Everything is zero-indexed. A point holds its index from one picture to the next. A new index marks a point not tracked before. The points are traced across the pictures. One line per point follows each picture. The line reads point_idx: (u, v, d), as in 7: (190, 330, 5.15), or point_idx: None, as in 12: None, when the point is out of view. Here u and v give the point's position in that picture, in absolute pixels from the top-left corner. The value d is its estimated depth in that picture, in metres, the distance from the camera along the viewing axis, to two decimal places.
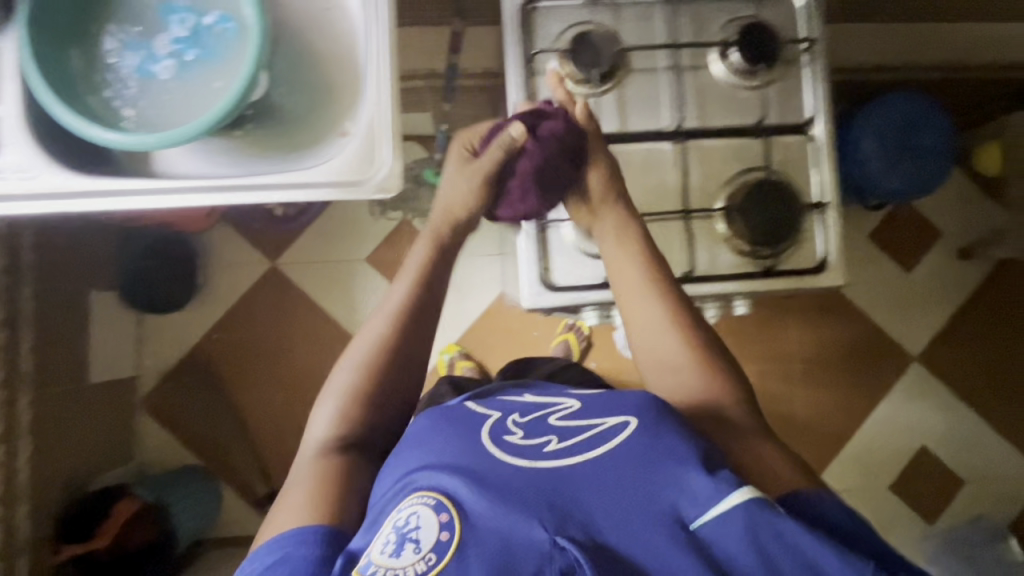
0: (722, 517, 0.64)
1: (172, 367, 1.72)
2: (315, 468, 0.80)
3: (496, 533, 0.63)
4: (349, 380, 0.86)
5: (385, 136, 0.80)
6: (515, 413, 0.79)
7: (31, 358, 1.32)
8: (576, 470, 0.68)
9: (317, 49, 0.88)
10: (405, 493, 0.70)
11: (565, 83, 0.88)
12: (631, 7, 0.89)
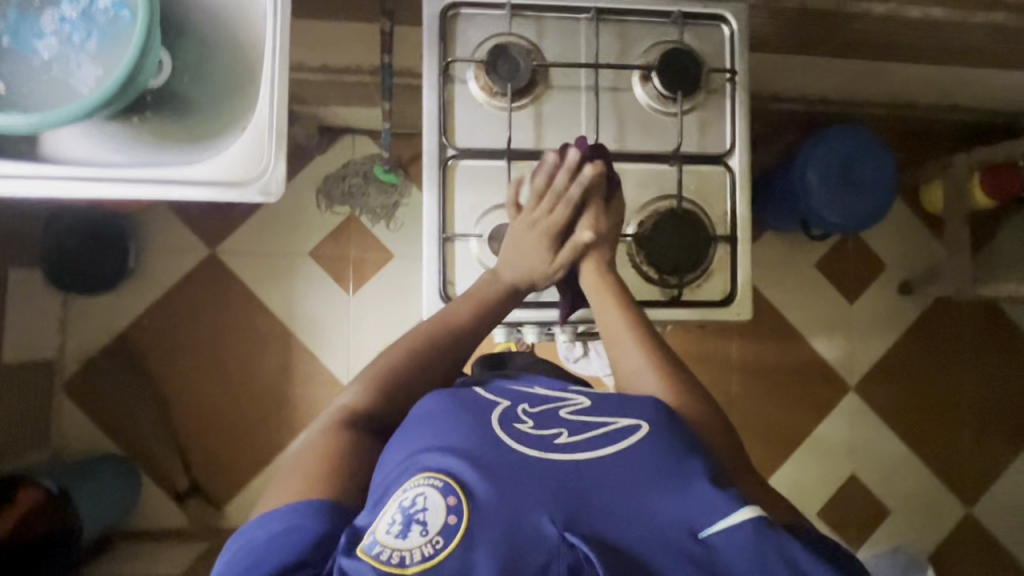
0: (728, 530, 0.62)
1: (97, 352, 1.66)
2: (332, 433, 0.78)
3: (505, 519, 0.62)
4: (389, 366, 0.85)
5: (277, 138, 0.78)
6: (526, 402, 0.78)
7: None
8: (587, 467, 0.67)
9: (224, 38, 0.85)
10: (411, 475, 0.68)
11: (482, 95, 0.86)
12: (555, 22, 0.87)
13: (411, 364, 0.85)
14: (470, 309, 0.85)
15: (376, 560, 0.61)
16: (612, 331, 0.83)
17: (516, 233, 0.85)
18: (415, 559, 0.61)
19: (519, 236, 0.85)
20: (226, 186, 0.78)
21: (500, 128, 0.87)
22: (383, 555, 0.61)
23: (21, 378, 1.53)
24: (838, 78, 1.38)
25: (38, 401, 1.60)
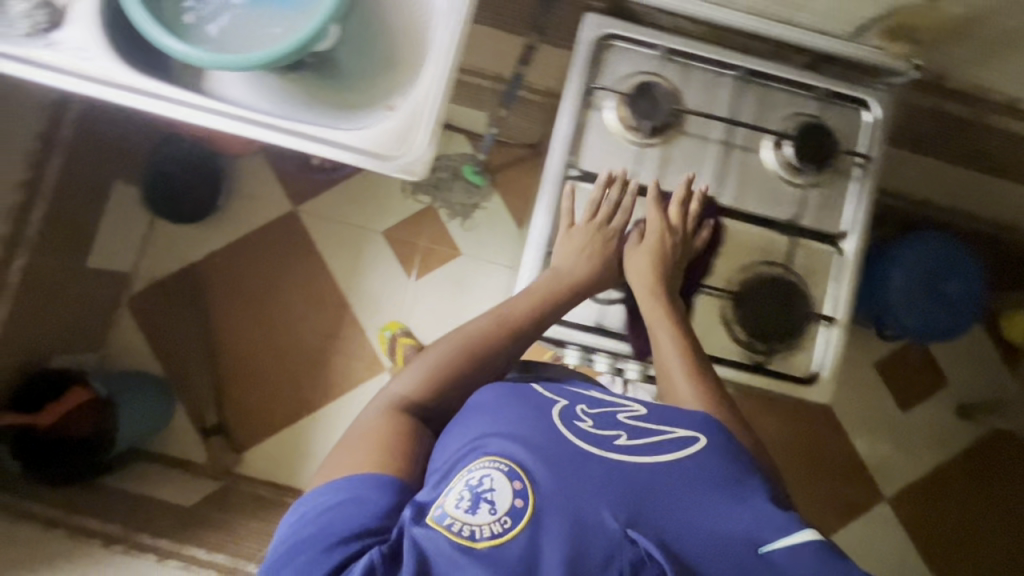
0: (782, 545, 0.67)
1: (169, 277, 1.73)
2: (390, 417, 0.84)
3: (571, 509, 0.68)
4: (444, 356, 0.89)
5: (427, 125, 0.83)
6: (585, 403, 0.82)
7: (38, 226, 1.34)
8: (645, 472, 0.72)
9: (390, 20, 0.89)
10: (480, 457, 0.74)
11: (616, 125, 0.87)
12: (702, 73, 0.89)
13: (463, 351, 0.89)
14: (528, 301, 0.88)
15: (451, 532, 0.67)
16: (662, 350, 0.85)
17: (584, 235, 0.88)
18: (488, 534, 0.67)
19: (569, 246, 0.88)
20: (360, 158, 0.82)
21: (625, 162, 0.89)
22: (457, 527, 0.67)
23: (96, 284, 1.60)
24: (951, 184, 1.36)
25: (102, 310, 1.66)
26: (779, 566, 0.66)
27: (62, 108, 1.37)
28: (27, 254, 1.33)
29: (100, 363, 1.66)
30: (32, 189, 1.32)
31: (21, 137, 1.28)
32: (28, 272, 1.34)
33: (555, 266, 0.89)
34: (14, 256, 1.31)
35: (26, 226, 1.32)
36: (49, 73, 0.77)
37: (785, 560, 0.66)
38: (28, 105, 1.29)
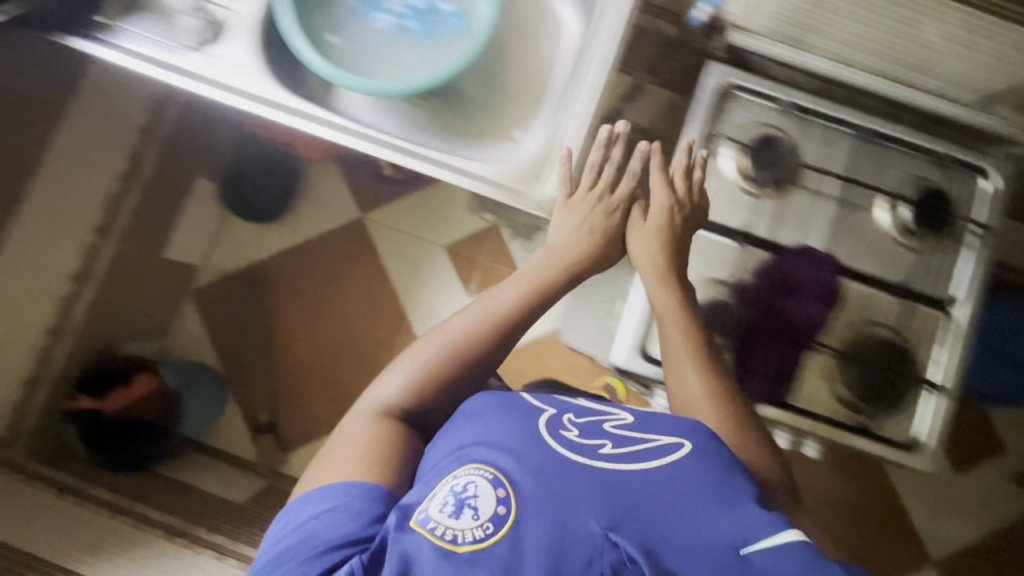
0: (773, 548, 0.60)
1: (234, 272, 1.76)
2: (376, 428, 0.78)
3: (551, 514, 0.63)
4: (432, 359, 0.83)
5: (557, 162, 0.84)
6: (571, 412, 0.78)
7: (128, 216, 1.37)
8: (629, 478, 0.67)
9: (517, 56, 0.92)
10: (458, 460, 0.70)
11: (732, 175, 0.88)
12: (822, 129, 0.89)
13: (456, 348, 0.83)
14: (513, 293, 0.85)
15: (432, 535, 0.63)
16: (670, 344, 0.81)
17: (581, 210, 0.85)
18: (468, 538, 0.62)
19: (567, 227, 0.84)
20: (481, 186, 0.83)
21: (740, 211, 0.88)
22: (439, 532, 0.63)
23: (168, 275, 1.63)
24: None
25: (169, 300, 1.69)
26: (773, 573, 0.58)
27: (162, 105, 1.40)
28: (112, 244, 1.35)
29: (162, 351, 1.68)
30: (128, 181, 1.35)
31: (124, 131, 1.31)
32: (115, 260, 1.37)
33: (552, 247, 0.86)
34: (104, 244, 1.33)
35: (118, 216, 1.35)
36: (202, 85, 0.76)
37: (781, 564, 0.58)
38: (134, 100, 1.32)
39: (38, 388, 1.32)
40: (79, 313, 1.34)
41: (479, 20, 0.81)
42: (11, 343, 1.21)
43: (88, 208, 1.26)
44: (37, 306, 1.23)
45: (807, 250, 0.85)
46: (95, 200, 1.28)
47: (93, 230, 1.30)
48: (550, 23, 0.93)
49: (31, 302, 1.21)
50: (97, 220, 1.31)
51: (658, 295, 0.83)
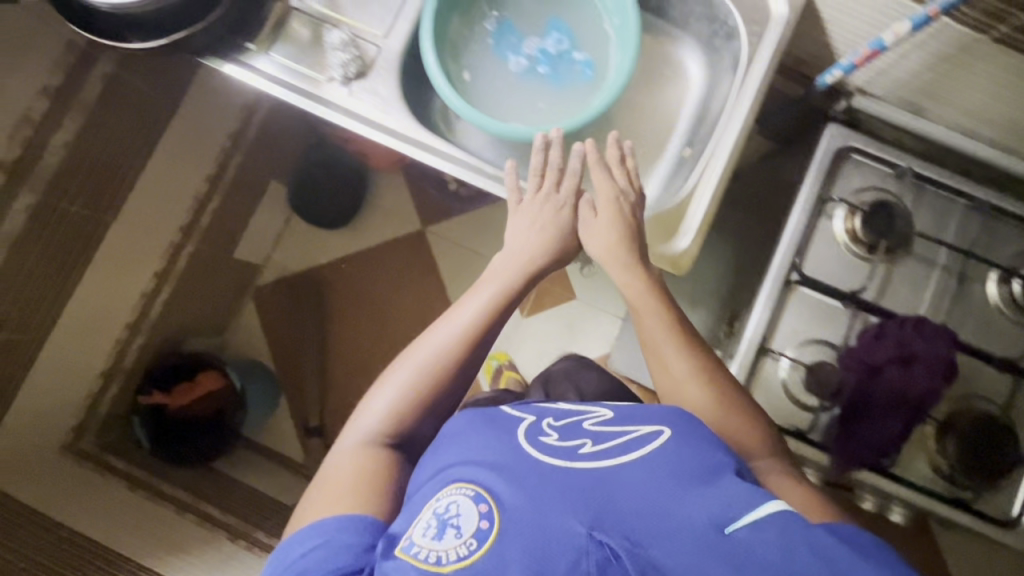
0: (757, 522, 0.51)
1: (295, 275, 1.77)
2: (362, 458, 0.70)
3: (529, 516, 0.52)
4: (411, 382, 0.74)
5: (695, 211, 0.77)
6: (551, 417, 0.68)
7: (210, 219, 1.37)
8: (609, 471, 0.56)
9: (640, 98, 0.89)
10: (444, 479, 0.60)
11: (843, 236, 0.87)
12: (936, 198, 0.88)
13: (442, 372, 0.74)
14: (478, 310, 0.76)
15: (416, 559, 0.53)
16: (648, 337, 0.75)
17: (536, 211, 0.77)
18: (453, 556, 0.53)
19: (529, 230, 0.77)
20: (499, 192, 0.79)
21: (853, 274, 0.88)
22: (424, 556, 0.53)
23: (234, 275, 1.65)
24: None
25: (233, 299, 1.71)
26: (759, 552, 0.49)
27: (252, 110, 1.38)
28: (192, 245, 1.35)
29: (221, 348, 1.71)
30: (214, 184, 1.35)
31: (217, 137, 1.31)
32: (193, 260, 1.38)
33: (507, 251, 0.78)
34: (186, 244, 1.34)
35: (201, 218, 1.35)
36: (348, 121, 0.75)
37: (769, 544, 0.49)
38: (228, 105, 1.31)
39: (113, 380, 1.33)
40: (157, 310, 1.35)
41: (608, 71, 0.83)
42: (93, 339, 1.21)
43: (176, 210, 1.26)
44: (119, 304, 1.23)
45: (920, 322, 0.82)
46: (184, 202, 1.28)
47: (179, 230, 1.30)
48: (675, 69, 0.88)
49: (115, 299, 1.21)
50: (182, 221, 1.31)
51: (626, 282, 0.75)
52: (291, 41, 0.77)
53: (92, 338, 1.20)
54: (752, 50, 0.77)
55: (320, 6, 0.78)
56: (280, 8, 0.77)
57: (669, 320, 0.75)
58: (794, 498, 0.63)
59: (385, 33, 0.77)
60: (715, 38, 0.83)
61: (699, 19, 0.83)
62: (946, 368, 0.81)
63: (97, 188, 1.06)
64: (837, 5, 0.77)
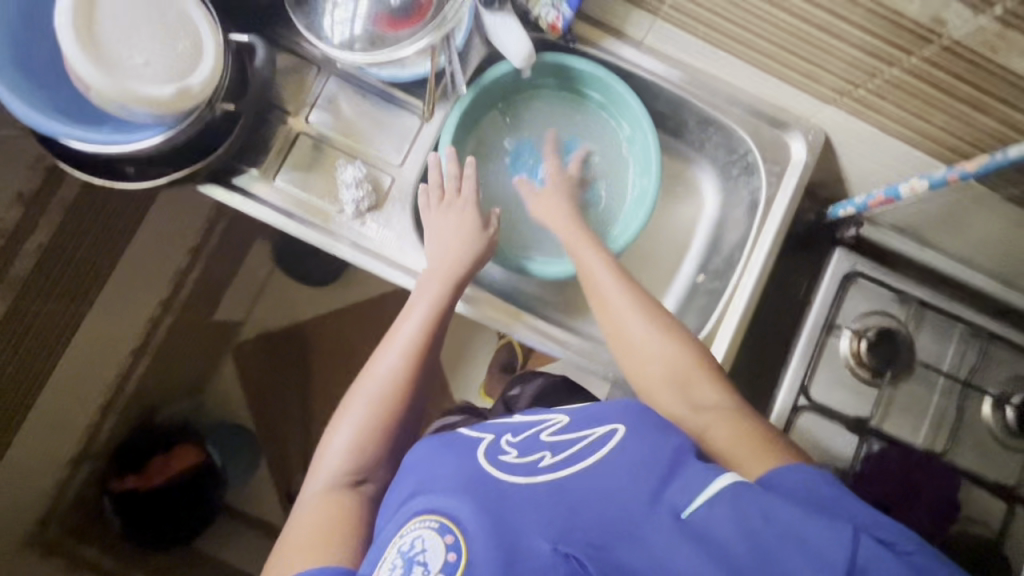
0: (714, 501, 0.46)
1: (279, 332, 1.59)
2: (328, 503, 0.60)
3: (495, 544, 0.44)
4: (365, 417, 0.66)
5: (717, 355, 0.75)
6: (509, 432, 0.57)
7: (189, 288, 1.28)
8: (569, 486, 0.48)
9: (653, 219, 0.88)
10: (405, 514, 0.50)
11: (846, 359, 0.89)
12: (935, 321, 0.90)
13: (392, 391, 0.67)
14: (419, 325, 0.69)
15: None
16: (595, 286, 0.72)
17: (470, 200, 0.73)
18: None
19: (459, 231, 0.72)
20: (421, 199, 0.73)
21: (859, 399, 0.89)
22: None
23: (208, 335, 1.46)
24: None
25: (208, 357, 1.51)
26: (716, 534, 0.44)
27: None
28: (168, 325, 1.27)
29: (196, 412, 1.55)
30: (198, 250, 1.27)
31: (196, 207, 1.21)
32: (171, 327, 1.28)
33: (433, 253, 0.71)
34: (166, 315, 1.25)
35: (182, 287, 1.26)
36: (357, 253, 0.71)
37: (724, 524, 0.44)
38: None
39: (83, 463, 1.25)
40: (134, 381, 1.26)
41: (625, 195, 0.82)
42: (65, 429, 1.14)
43: (156, 287, 1.18)
44: (90, 394, 1.15)
45: (908, 455, 0.86)
46: (164, 276, 1.20)
47: (158, 303, 1.22)
48: (690, 189, 0.88)
49: (82, 389, 1.13)
50: (162, 292, 1.22)
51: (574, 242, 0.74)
52: (297, 168, 0.72)
53: (58, 431, 1.12)
54: (771, 194, 0.77)
55: (332, 132, 0.73)
56: (288, 130, 0.72)
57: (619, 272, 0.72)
58: (737, 460, 0.54)
59: (400, 161, 0.74)
60: (732, 166, 0.83)
61: (717, 147, 0.83)
62: (949, 509, 0.85)
63: None
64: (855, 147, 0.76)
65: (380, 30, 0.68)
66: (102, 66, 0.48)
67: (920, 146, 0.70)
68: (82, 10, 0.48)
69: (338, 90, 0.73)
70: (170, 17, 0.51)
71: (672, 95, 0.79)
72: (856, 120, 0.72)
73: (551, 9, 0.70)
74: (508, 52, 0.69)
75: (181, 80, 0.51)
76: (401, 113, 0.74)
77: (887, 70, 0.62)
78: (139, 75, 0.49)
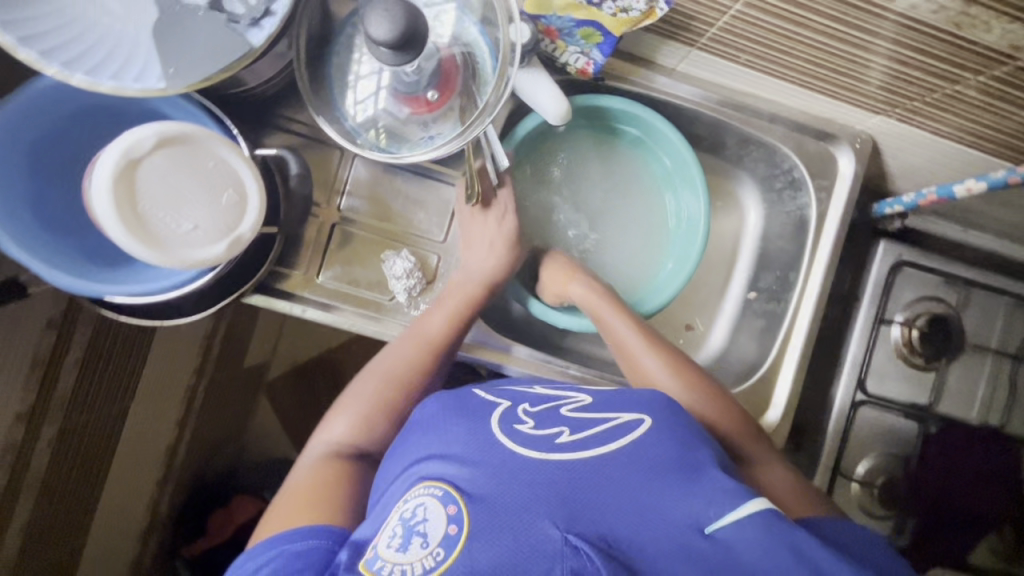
0: (741, 521, 0.43)
1: (308, 362, 1.35)
2: (328, 468, 0.59)
3: (501, 521, 0.42)
4: (373, 390, 0.65)
5: (783, 379, 0.77)
6: (525, 402, 0.56)
7: (219, 346, 1.11)
8: (583, 469, 0.46)
9: None
10: (409, 478, 0.49)
11: (896, 350, 0.89)
12: (982, 299, 0.90)
13: (406, 373, 0.65)
14: (445, 316, 0.67)
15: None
16: (623, 342, 0.70)
17: (506, 206, 0.73)
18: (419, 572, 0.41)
19: (491, 245, 0.71)
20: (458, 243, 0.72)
21: (916, 387, 0.90)
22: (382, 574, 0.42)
23: (241, 389, 1.24)
24: None
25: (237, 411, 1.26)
26: (739, 553, 0.42)
27: None
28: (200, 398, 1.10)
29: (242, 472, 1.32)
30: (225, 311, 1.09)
31: None
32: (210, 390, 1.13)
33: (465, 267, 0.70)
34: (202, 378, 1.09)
35: (211, 348, 1.09)
36: None
37: (749, 547, 0.42)
38: None
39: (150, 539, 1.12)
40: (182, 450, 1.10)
41: (671, 223, 0.80)
42: (121, 537, 1.02)
43: (184, 361, 1.04)
44: (136, 499, 1.03)
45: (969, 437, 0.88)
46: (191, 347, 1.05)
47: (193, 371, 1.06)
48: (731, 203, 0.85)
49: (133, 492, 1.02)
50: (195, 359, 1.07)
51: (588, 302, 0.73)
52: (335, 260, 0.68)
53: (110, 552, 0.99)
54: (822, 210, 0.76)
55: (364, 218, 0.69)
56: (320, 220, 0.68)
57: (637, 323, 0.71)
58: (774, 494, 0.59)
59: (442, 237, 0.72)
60: (774, 180, 0.80)
61: (757, 161, 0.80)
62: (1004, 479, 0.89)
63: (113, 372, 0.90)
64: (902, 148, 0.74)
65: (403, 109, 0.63)
66: (152, 240, 0.46)
67: (974, 145, 0.69)
68: (121, 187, 0.45)
69: (367, 174, 0.69)
70: (209, 168, 0.47)
71: (708, 119, 0.75)
72: (905, 126, 0.70)
73: (580, 55, 0.65)
74: (543, 110, 0.65)
75: (232, 232, 0.48)
76: (432, 184, 0.71)
77: (951, 86, 0.61)
78: (189, 240, 0.47)
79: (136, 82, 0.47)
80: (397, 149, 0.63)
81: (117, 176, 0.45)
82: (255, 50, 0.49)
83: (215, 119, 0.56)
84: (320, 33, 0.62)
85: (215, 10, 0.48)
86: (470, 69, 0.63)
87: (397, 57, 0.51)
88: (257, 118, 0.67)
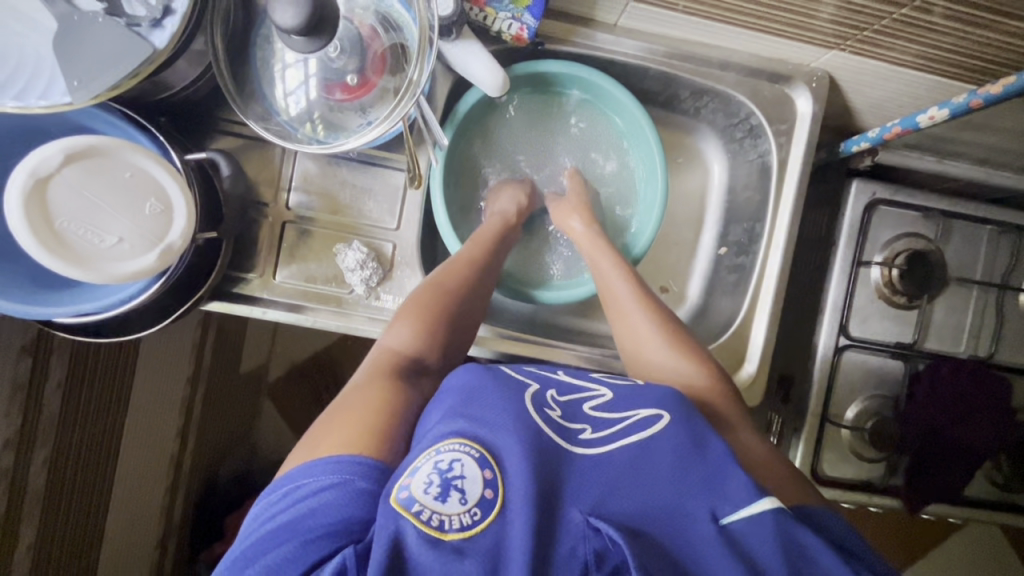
0: (759, 518, 0.43)
1: (306, 367, 1.29)
2: (385, 382, 0.53)
3: (537, 492, 0.41)
4: (418, 305, 0.62)
5: (757, 331, 0.75)
6: (552, 386, 0.52)
7: (210, 358, 1.09)
8: (611, 461, 0.45)
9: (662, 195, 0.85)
10: (440, 430, 0.44)
11: (877, 291, 0.87)
12: (963, 230, 0.87)
13: (459, 296, 0.65)
14: (481, 246, 0.70)
15: (417, 521, 0.39)
16: (610, 290, 0.69)
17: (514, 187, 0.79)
18: (455, 526, 0.39)
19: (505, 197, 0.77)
20: (409, 229, 0.70)
21: (901, 325, 0.88)
22: (421, 518, 0.39)
23: (238, 393, 1.19)
24: None
25: (242, 415, 1.21)
26: (754, 549, 0.42)
27: None
28: (199, 403, 1.07)
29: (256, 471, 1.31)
30: (205, 323, 1.07)
31: None
32: (206, 402, 1.09)
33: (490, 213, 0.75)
34: (197, 391, 1.06)
35: (201, 362, 1.06)
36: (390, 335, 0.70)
37: (764, 545, 0.42)
38: None
39: (167, 546, 1.08)
40: (188, 460, 1.07)
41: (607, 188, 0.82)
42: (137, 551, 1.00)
43: (174, 372, 1.00)
44: (148, 504, 1.00)
45: (959, 371, 0.86)
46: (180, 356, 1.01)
47: (186, 383, 1.03)
48: (694, 158, 0.84)
49: (142, 501, 0.99)
50: (187, 369, 1.03)
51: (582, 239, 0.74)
52: (292, 258, 0.68)
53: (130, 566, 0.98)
54: (783, 155, 0.74)
55: (315, 211, 0.68)
56: (272, 221, 0.67)
57: (634, 282, 0.69)
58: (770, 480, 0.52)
59: (395, 224, 0.70)
60: (735, 130, 0.78)
61: (715, 112, 0.78)
62: (1001, 411, 0.86)
63: None
64: (861, 81, 0.72)
65: (333, 96, 0.61)
66: (80, 259, 0.49)
67: (931, 70, 0.66)
68: (33, 209, 0.48)
69: (314, 168, 0.68)
70: (126, 179, 0.50)
71: (657, 72, 0.73)
72: (860, 58, 0.67)
73: (512, 20, 0.63)
74: (480, 81, 0.64)
75: (163, 241, 0.51)
76: (374, 170, 0.69)
77: (895, 12, 0.58)
78: (118, 253, 0.50)
79: (40, 99, 0.46)
80: (335, 139, 0.62)
81: (28, 196, 0.48)
82: (159, 53, 0.47)
83: (137, 126, 0.55)
84: (242, 26, 0.61)
85: (114, 15, 0.47)
86: (397, 48, 0.61)
87: (310, 43, 0.50)
88: (199, 124, 0.66)
